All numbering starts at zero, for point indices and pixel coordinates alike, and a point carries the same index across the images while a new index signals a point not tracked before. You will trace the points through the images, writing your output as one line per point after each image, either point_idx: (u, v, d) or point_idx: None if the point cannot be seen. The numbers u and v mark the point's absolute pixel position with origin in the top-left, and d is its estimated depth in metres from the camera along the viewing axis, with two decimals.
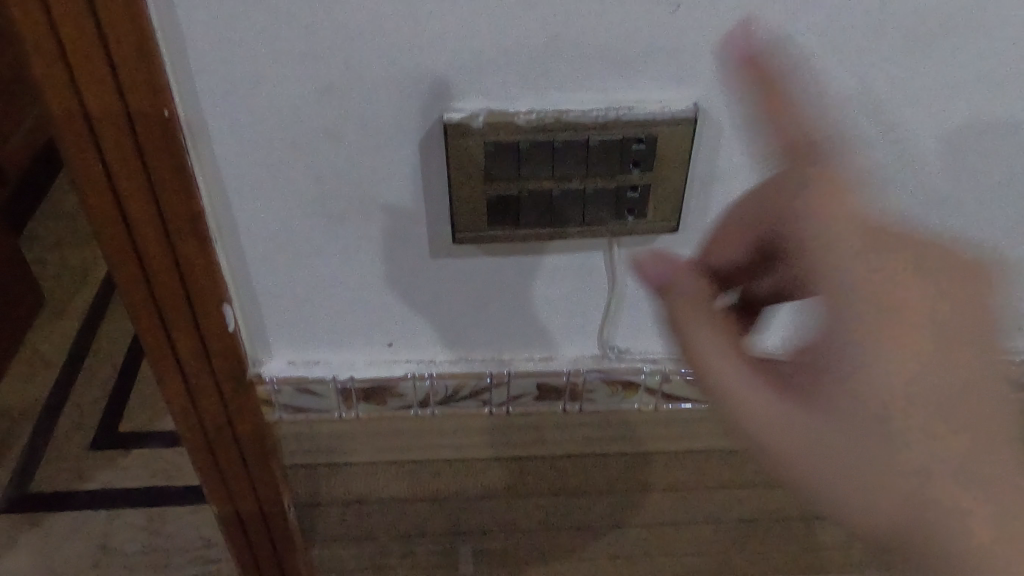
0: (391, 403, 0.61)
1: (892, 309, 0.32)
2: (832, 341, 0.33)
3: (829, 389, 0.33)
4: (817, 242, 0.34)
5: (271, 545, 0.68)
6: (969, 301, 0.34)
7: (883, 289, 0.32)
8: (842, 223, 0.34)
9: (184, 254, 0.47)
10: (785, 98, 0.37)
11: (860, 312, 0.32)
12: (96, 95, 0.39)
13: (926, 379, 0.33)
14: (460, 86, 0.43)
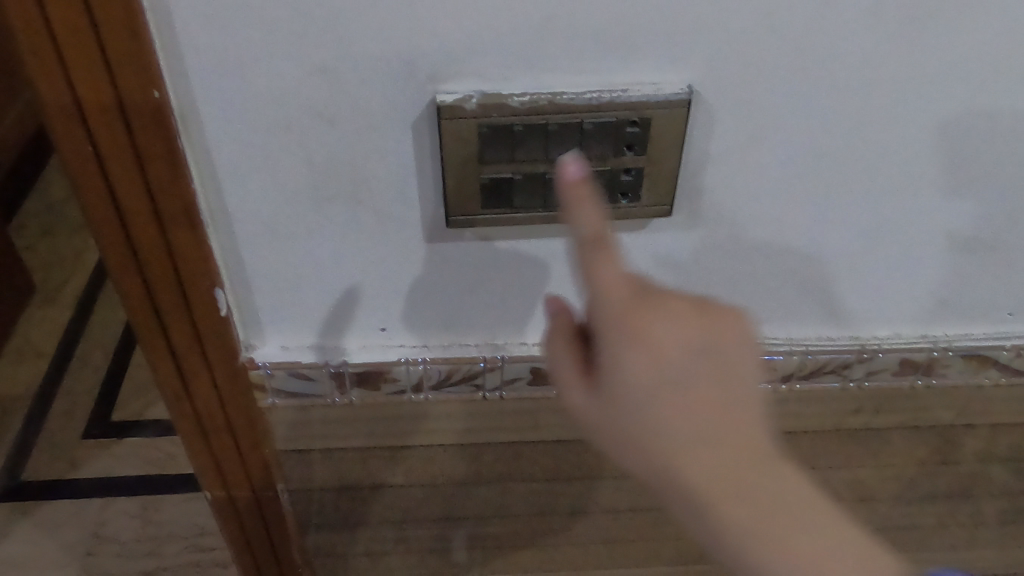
0: (385, 389, 0.60)
1: (674, 387, 0.40)
2: (634, 406, 0.40)
3: (642, 438, 0.41)
4: (614, 333, 0.40)
5: (264, 523, 0.70)
6: (724, 362, 0.41)
7: (662, 376, 0.39)
8: (625, 322, 0.39)
9: (176, 238, 0.47)
10: (586, 205, 0.38)
11: (649, 393, 0.40)
12: (87, 82, 0.40)
13: (694, 434, 0.40)
14: (453, 68, 0.43)
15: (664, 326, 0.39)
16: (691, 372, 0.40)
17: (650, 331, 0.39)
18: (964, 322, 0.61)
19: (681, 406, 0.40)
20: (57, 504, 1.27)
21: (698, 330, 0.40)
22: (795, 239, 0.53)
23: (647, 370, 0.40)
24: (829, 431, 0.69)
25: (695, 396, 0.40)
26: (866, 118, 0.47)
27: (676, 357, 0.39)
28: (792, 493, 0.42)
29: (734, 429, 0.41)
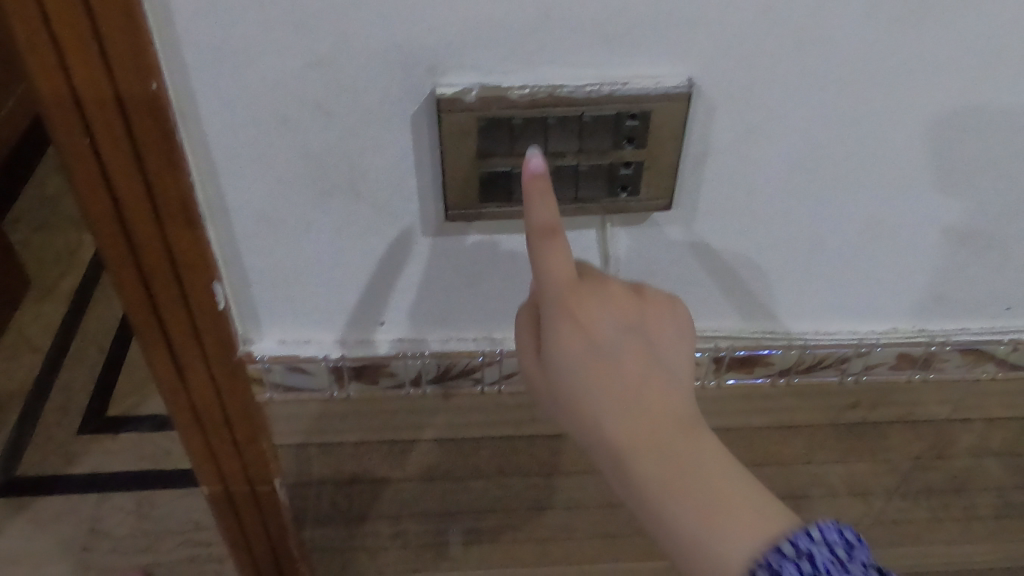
0: (382, 382, 0.60)
1: (602, 373, 0.40)
2: (573, 391, 0.42)
3: (583, 426, 0.42)
4: (553, 319, 0.41)
5: (261, 519, 0.69)
6: (657, 345, 0.42)
7: (592, 359, 0.40)
8: (566, 305, 0.41)
9: (174, 234, 0.47)
10: (535, 191, 0.39)
11: (584, 376, 0.41)
12: (85, 75, 0.39)
13: (626, 407, 0.40)
14: (452, 61, 0.43)
15: (597, 306, 0.41)
16: (623, 349, 0.41)
17: (582, 306, 0.41)
18: (960, 316, 0.61)
19: (613, 379, 0.41)
20: (52, 500, 1.27)
21: (631, 313, 0.42)
22: (792, 234, 0.53)
23: (581, 344, 0.41)
24: (826, 426, 0.69)
25: (628, 371, 0.41)
26: (864, 112, 0.47)
27: (608, 334, 0.41)
28: (727, 471, 0.41)
29: (667, 406, 0.41)
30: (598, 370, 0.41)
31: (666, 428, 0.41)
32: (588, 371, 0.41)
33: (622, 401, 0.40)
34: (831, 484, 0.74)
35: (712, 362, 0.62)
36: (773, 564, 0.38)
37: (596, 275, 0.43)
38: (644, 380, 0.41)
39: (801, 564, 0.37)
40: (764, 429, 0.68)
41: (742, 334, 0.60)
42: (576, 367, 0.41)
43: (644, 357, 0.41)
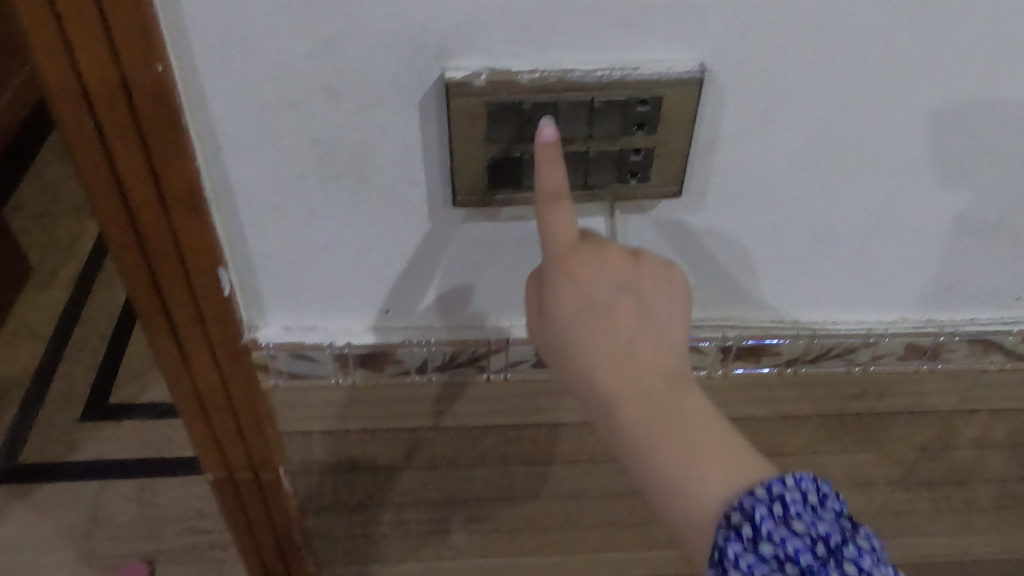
0: (388, 369, 0.61)
1: (599, 328, 0.43)
2: (569, 347, 0.44)
3: (579, 382, 0.45)
4: (553, 278, 0.44)
5: (265, 509, 0.69)
6: (651, 306, 0.44)
7: (587, 317, 0.43)
8: (566, 265, 0.44)
9: (179, 219, 0.47)
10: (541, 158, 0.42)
11: (580, 333, 0.44)
12: (91, 62, 0.39)
13: (614, 360, 0.43)
14: (460, 45, 0.42)
15: (592, 266, 0.44)
16: (616, 307, 0.44)
17: (577, 264, 0.44)
18: (968, 306, 0.61)
19: (604, 333, 0.43)
20: (54, 487, 1.28)
21: (626, 274, 0.44)
22: (802, 222, 0.53)
23: (575, 300, 0.44)
24: (828, 416, 0.70)
25: (618, 327, 0.43)
26: (877, 99, 0.46)
27: (602, 292, 0.44)
28: (709, 425, 0.43)
29: (655, 363, 0.44)
30: (590, 325, 0.43)
31: (651, 382, 0.43)
32: (581, 325, 0.44)
33: (611, 355, 0.43)
34: None
35: (719, 351, 0.62)
36: (747, 506, 0.39)
37: (599, 241, 0.46)
38: (633, 338, 0.43)
39: (773, 506, 0.39)
40: (768, 419, 0.68)
41: (749, 323, 0.60)
42: (570, 322, 0.44)
43: (636, 316, 0.44)
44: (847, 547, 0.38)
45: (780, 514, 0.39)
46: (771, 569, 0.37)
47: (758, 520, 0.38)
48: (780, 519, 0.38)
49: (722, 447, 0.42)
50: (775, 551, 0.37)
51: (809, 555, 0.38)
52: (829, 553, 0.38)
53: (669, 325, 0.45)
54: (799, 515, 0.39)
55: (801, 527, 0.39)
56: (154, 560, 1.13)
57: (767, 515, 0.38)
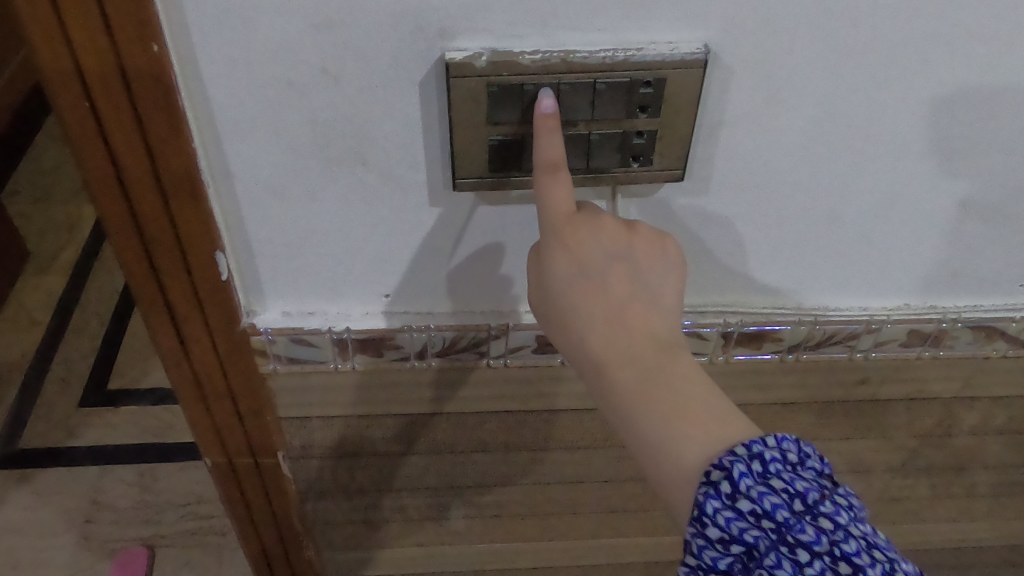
0: (387, 355, 0.59)
1: (592, 294, 0.44)
2: (563, 312, 0.45)
3: (573, 346, 0.45)
4: (548, 245, 0.44)
5: (264, 492, 0.69)
6: (645, 272, 0.45)
7: (582, 282, 0.44)
8: (561, 233, 0.44)
9: (176, 201, 0.46)
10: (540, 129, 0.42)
11: (574, 299, 0.44)
12: (87, 42, 0.38)
13: (608, 326, 0.44)
14: (462, 25, 0.41)
15: (588, 234, 0.44)
16: (610, 274, 0.44)
17: (573, 233, 0.44)
18: (972, 292, 0.60)
19: (599, 300, 0.44)
20: (55, 472, 1.32)
21: (621, 241, 0.45)
22: (806, 207, 0.52)
23: (571, 268, 0.44)
24: (834, 402, 0.68)
25: (613, 293, 0.44)
26: (885, 81, 0.46)
27: (596, 259, 0.44)
28: (699, 388, 0.43)
29: (649, 329, 0.44)
30: (584, 292, 0.44)
31: (643, 347, 0.44)
32: (576, 292, 0.44)
33: (604, 320, 0.44)
34: (833, 461, 0.74)
35: (721, 337, 0.61)
36: (726, 463, 0.40)
37: (595, 209, 0.46)
38: (626, 303, 0.44)
39: (752, 463, 0.40)
40: (771, 405, 0.67)
41: (752, 308, 0.59)
42: (566, 288, 0.44)
43: (630, 283, 0.44)
44: (821, 503, 0.40)
45: (759, 471, 0.40)
46: (748, 523, 0.39)
47: (739, 477, 0.40)
48: (758, 475, 0.40)
49: (710, 408, 0.43)
50: (753, 507, 0.39)
51: (785, 509, 0.40)
52: (804, 509, 0.40)
53: (662, 290, 0.45)
54: (777, 472, 0.41)
55: (779, 484, 0.40)
56: (154, 545, 1.24)
57: (746, 472, 0.40)
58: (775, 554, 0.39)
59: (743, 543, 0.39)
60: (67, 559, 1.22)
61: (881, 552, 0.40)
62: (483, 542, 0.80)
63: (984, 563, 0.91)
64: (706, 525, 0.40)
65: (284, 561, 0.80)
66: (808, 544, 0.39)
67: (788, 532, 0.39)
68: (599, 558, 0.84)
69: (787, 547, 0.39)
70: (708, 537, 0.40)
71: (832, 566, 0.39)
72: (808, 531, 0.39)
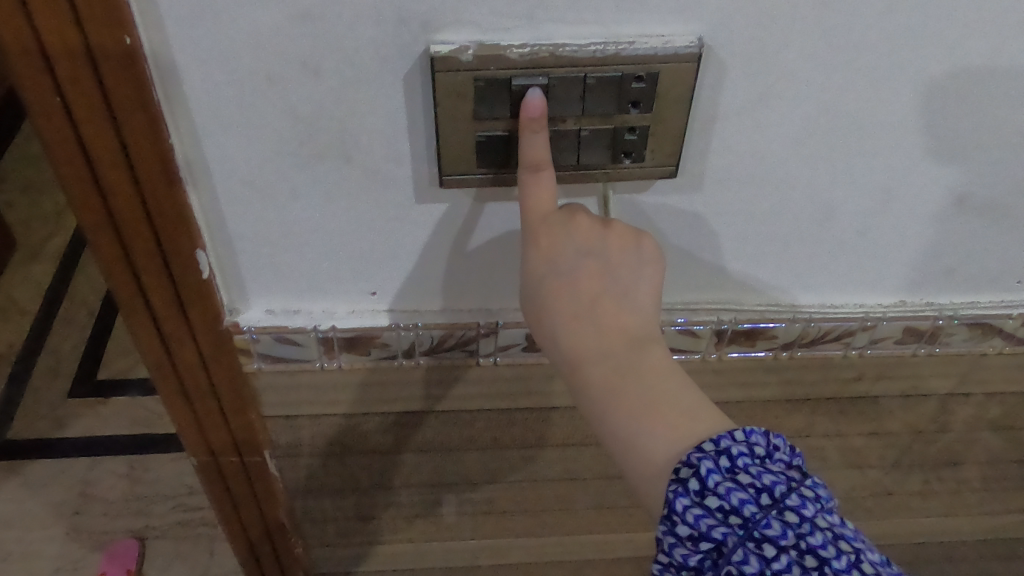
0: (375, 353, 0.58)
1: (563, 293, 0.43)
2: (536, 310, 0.44)
3: (547, 344, 0.45)
4: (526, 241, 0.44)
5: (251, 487, 0.68)
6: (618, 268, 0.44)
7: (553, 280, 0.43)
8: (536, 230, 0.44)
9: (152, 193, 0.45)
10: (529, 120, 0.42)
11: (547, 297, 0.44)
12: (53, 28, 0.37)
13: (578, 324, 0.43)
14: (447, 17, 0.40)
15: (562, 231, 0.43)
16: (581, 272, 0.43)
17: (546, 234, 0.43)
18: (968, 289, 0.59)
19: (569, 299, 0.43)
20: (44, 464, 1.35)
21: (594, 238, 0.44)
22: (802, 203, 0.51)
23: (541, 267, 0.44)
24: (828, 399, 0.67)
25: (584, 290, 0.43)
26: (883, 73, 0.44)
27: (569, 256, 0.43)
28: (669, 385, 0.42)
29: (621, 326, 0.43)
30: (553, 290, 0.43)
31: (613, 343, 0.43)
32: (547, 289, 0.44)
33: (574, 317, 0.43)
34: (826, 457, 0.73)
35: (714, 335, 0.59)
36: (694, 460, 0.39)
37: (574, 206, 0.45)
38: (597, 300, 0.43)
39: (720, 459, 0.39)
40: (764, 402, 0.67)
41: (745, 306, 0.58)
42: (539, 287, 0.44)
43: (602, 279, 0.43)
44: (788, 496, 0.39)
45: (727, 467, 0.39)
46: (715, 520, 0.38)
47: (706, 474, 0.39)
48: (726, 470, 0.39)
49: (676, 405, 0.42)
50: (720, 503, 0.38)
51: (752, 504, 0.38)
52: (771, 503, 0.39)
53: (637, 286, 0.44)
54: (745, 467, 0.39)
55: (746, 479, 0.39)
56: (144, 537, 1.27)
57: (714, 469, 0.39)
58: (742, 551, 0.38)
59: (711, 540, 0.38)
60: (55, 550, 1.25)
61: (849, 544, 0.38)
62: (474, 538, 0.79)
63: (979, 557, 0.91)
64: (676, 523, 0.39)
65: (272, 557, 0.79)
66: (774, 539, 0.38)
67: (755, 528, 0.38)
68: (591, 553, 0.84)
69: (754, 542, 0.38)
70: (678, 535, 0.39)
71: (800, 561, 0.37)
72: (775, 526, 0.38)
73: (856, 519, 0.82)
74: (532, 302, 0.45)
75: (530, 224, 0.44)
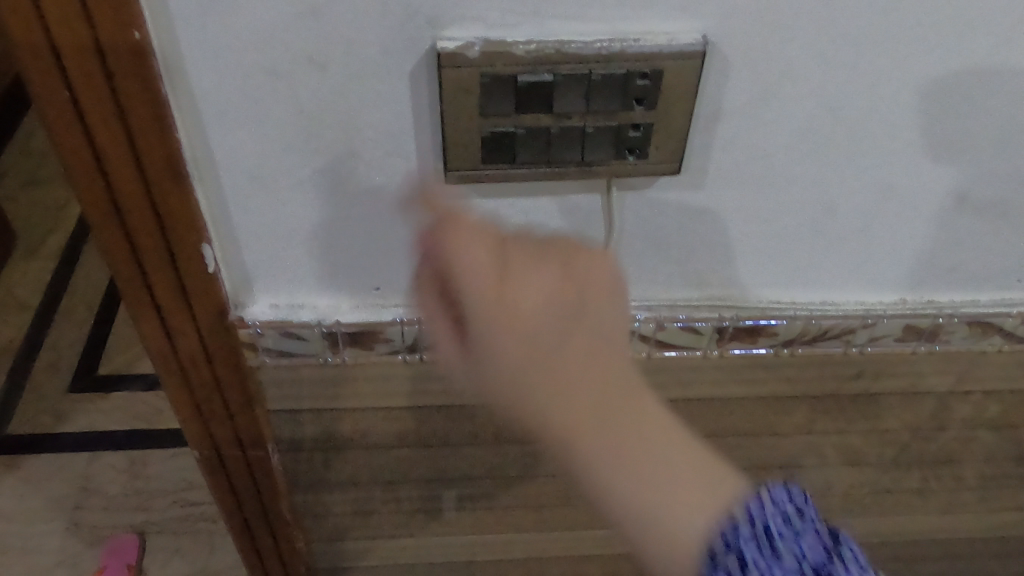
0: (378, 348, 0.58)
1: (541, 364, 0.45)
2: (521, 390, 0.45)
3: (538, 419, 0.45)
4: (495, 313, 0.45)
5: (253, 481, 0.69)
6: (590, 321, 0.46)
7: (526, 350, 0.45)
8: (505, 304, 0.44)
9: (158, 187, 0.45)
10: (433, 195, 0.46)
11: (533, 372, 0.45)
12: (63, 25, 0.38)
13: (568, 394, 0.45)
14: (453, 12, 0.40)
15: (524, 291, 0.44)
16: (552, 328, 0.44)
17: (512, 298, 0.44)
18: (968, 287, 0.59)
19: (543, 367, 0.45)
20: (44, 459, 1.37)
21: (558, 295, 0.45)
22: (804, 201, 0.51)
23: (513, 337, 0.44)
24: (828, 396, 0.68)
25: (560, 354, 0.45)
26: (885, 72, 0.45)
27: (538, 321, 0.45)
28: (657, 436, 0.46)
29: (602, 381, 0.46)
30: (534, 362, 0.45)
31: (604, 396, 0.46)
32: (523, 358, 0.45)
33: (561, 387, 0.45)
34: (825, 454, 0.74)
35: (715, 332, 0.60)
36: (733, 539, 0.45)
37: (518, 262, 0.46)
38: (572, 360, 0.45)
39: (751, 530, 0.45)
40: (765, 398, 0.67)
41: (746, 303, 0.58)
42: (521, 365, 0.45)
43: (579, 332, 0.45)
44: (827, 568, 0.44)
45: (761, 538, 0.45)
46: None
47: (745, 547, 0.44)
48: (762, 544, 0.45)
49: (680, 467, 0.46)
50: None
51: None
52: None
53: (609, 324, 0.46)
54: (778, 536, 0.45)
55: (785, 553, 0.44)
56: (144, 532, 1.29)
57: (750, 538, 0.45)
58: None
59: None
60: (56, 545, 1.27)
61: None
62: (473, 533, 0.80)
63: (978, 554, 0.91)
64: None
65: (273, 552, 0.79)
66: None
67: None
68: (589, 549, 0.84)
69: None
70: None
71: None
72: None
73: (854, 517, 0.82)
74: (505, 382, 0.45)
75: (491, 296, 0.44)
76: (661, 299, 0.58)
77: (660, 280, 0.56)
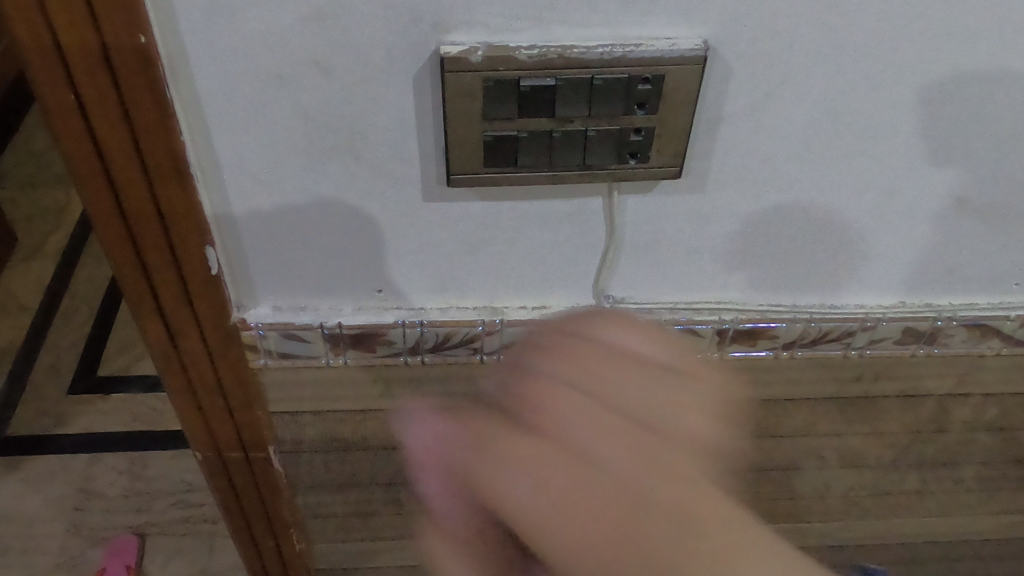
0: (380, 350, 0.58)
1: (646, 482, 0.38)
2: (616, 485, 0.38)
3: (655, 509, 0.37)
4: (582, 453, 0.38)
5: (254, 482, 0.69)
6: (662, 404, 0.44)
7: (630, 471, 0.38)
8: (584, 449, 0.39)
9: (162, 187, 0.46)
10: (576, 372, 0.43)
11: (617, 463, 0.38)
12: (69, 26, 0.38)
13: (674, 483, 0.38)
14: (457, 17, 0.41)
15: (620, 392, 0.43)
16: (641, 413, 0.42)
17: (583, 373, 0.44)
18: (967, 291, 0.60)
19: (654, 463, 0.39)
20: (45, 460, 1.40)
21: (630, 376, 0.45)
22: (803, 204, 0.52)
23: (585, 434, 0.39)
24: (828, 399, 0.68)
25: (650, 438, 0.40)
26: (885, 77, 0.45)
27: (623, 399, 0.42)
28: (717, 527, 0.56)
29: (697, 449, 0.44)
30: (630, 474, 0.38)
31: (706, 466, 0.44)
32: (616, 469, 0.38)
33: (654, 476, 0.38)
34: (824, 455, 0.74)
35: (716, 334, 0.60)
36: None
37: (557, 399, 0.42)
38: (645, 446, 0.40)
39: None
40: (765, 400, 0.67)
41: (746, 305, 0.59)
42: (616, 480, 0.38)
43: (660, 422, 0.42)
44: None
45: None
46: None
47: None
48: None
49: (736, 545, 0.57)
50: None
51: None
52: None
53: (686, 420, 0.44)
54: None
55: None
56: (144, 533, 1.31)
57: None
58: None
59: None
60: (55, 546, 1.30)
61: None
62: None
63: (977, 556, 0.91)
64: None
65: (274, 552, 0.80)
66: None
67: None
68: None
69: None
70: None
71: None
72: None
73: (853, 519, 0.83)
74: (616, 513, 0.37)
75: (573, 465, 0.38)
76: (662, 302, 0.58)
77: (661, 282, 0.56)
